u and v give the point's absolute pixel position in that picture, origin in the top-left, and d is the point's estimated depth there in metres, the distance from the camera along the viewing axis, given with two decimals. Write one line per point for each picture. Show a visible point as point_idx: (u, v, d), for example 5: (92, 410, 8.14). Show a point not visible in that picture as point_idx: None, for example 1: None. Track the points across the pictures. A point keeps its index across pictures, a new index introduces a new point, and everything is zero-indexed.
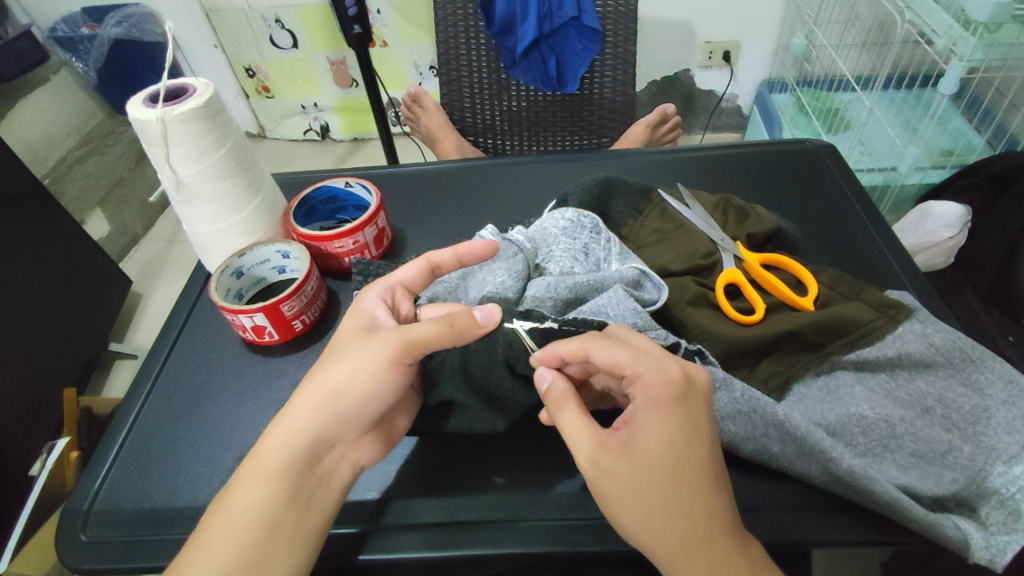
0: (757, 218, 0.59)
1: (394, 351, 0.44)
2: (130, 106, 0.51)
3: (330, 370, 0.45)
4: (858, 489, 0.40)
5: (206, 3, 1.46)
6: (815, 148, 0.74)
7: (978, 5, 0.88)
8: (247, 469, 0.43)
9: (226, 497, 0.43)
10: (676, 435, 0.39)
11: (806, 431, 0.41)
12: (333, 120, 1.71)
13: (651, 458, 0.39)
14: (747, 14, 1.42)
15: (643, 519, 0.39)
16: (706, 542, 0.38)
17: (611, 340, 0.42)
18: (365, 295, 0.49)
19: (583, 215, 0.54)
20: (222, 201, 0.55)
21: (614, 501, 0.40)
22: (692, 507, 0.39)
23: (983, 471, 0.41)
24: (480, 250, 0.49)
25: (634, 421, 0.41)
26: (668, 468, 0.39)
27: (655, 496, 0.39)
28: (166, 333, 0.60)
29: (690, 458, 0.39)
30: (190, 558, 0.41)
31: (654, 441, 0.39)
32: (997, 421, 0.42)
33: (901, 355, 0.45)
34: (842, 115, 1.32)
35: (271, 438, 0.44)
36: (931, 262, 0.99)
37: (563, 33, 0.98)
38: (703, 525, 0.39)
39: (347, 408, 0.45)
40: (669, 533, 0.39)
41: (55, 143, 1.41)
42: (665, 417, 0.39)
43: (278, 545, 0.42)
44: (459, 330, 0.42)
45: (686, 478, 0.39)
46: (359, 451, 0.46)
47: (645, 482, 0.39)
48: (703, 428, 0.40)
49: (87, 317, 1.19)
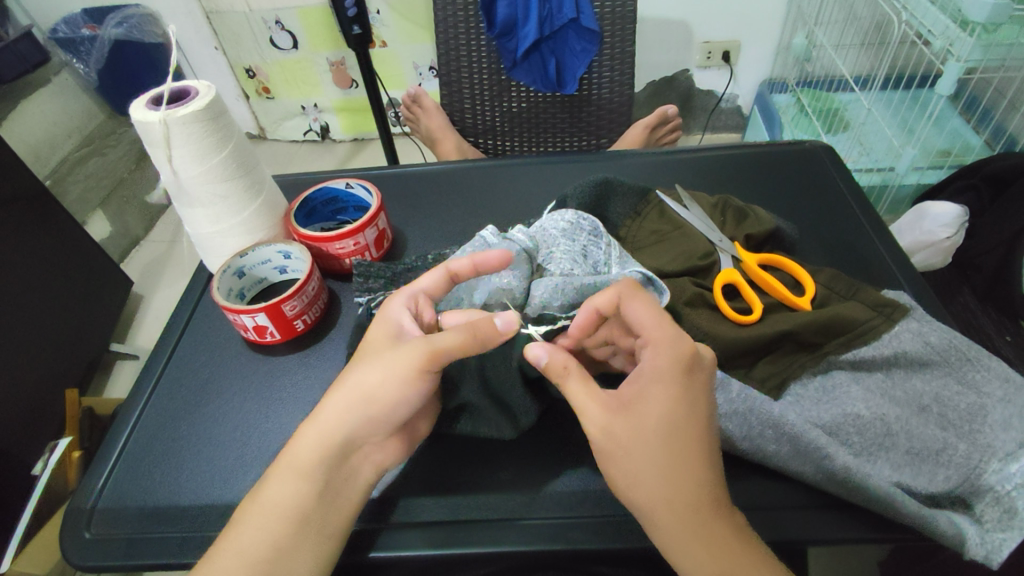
0: (757, 219, 0.60)
1: (423, 358, 0.43)
2: (133, 108, 0.52)
3: (364, 373, 0.44)
4: (853, 486, 0.41)
5: (207, 5, 1.47)
6: (814, 149, 0.75)
7: (976, 5, 0.88)
8: (283, 465, 0.44)
9: (262, 490, 0.44)
10: (680, 404, 0.41)
11: (801, 429, 0.42)
12: (334, 120, 1.71)
13: (652, 423, 0.41)
14: (745, 15, 1.42)
15: (638, 477, 0.40)
16: (698, 510, 0.40)
17: (642, 300, 0.44)
18: (391, 303, 0.49)
19: (583, 218, 0.54)
20: (224, 202, 0.55)
21: (612, 458, 0.41)
22: (685, 475, 0.40)
23: (978, 468, 0.41)
24: (495, 261, 0.48)
25: (638, 389, 0.42)
26: (668, 435, 0.40)
27: (653, 458, 0.40)
28: (168, 333, 0.61)
29: (689, 428, 0.41)
30: (221, 550, 0.42)
31: (657, 407, 0.41)
32: (993, 419, 0.43)
33: (897, 354, 0.46)
34: (842, 116, 1.33)
35: (306, 434, 0.44)
36: (927, 262, 0.99)
37: (563, 35, 1.00)
38: (694, 491, 0.40)
39: (377, 411, 0.44)
40: (665, 498, 0.40)
41: (55, 145, 1.43)
42: (672, 387, 0.41)
43: (303, 539, 0.42)
44: (481, 339, 0.43)
45: (683, 446, 0.40)
46: (384, 453, 0.46)
47: (645, 446, 0.40)
48: (704, 403, 0.41)
49: (89, 317, 1.20)
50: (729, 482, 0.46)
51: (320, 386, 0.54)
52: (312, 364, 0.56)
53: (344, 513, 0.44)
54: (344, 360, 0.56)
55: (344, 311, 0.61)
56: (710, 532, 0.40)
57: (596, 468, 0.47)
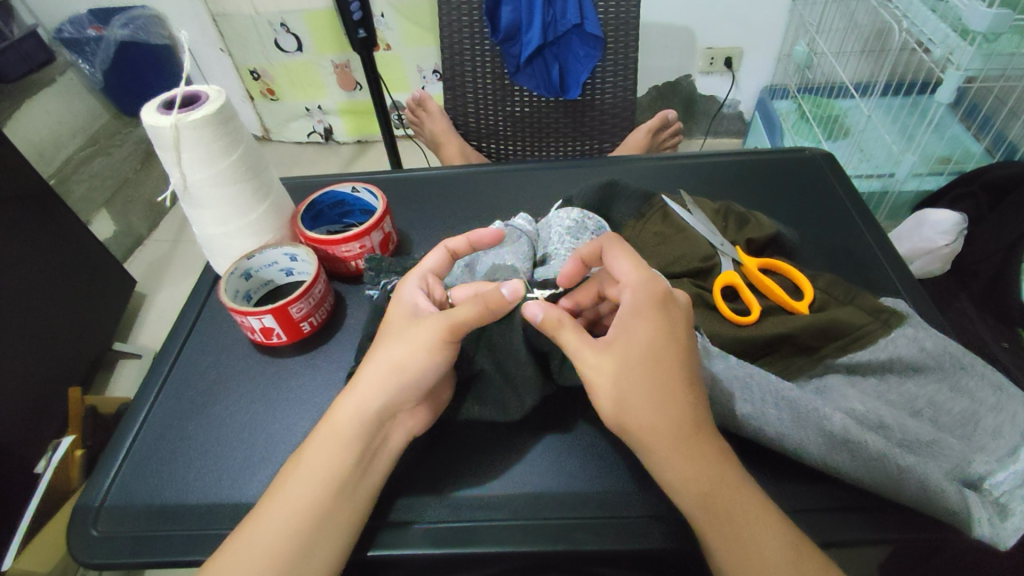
0: (757, 225, 0.60)
1: (445, 332, 0.45)
2: (144, 112, 0.52)
3: (394, 346, 0.46)
4: (853, 447, 0.42)
5: (212, 7, 1.48)
6: (815, 157, 0.75)
7: (975, 16, 0.89)
8: (324, 428, 0.45)
9: (304, 452, 0.45)
10: (661, 331, 0.43)
11: (799, 395, 0.44)
12: (337, 122, 1.72)
13: (641, 360, 0.42)
14: (747, 22, 1.43)
15: (644, 422, 0.41)
16: (696, 445, 0.41)
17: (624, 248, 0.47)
18: (403, 286, 0.50)
19: (587, 217, 0.56)
20: (231, 204, 0.56)
21: (619, 407, 0.42)
22: (673, 400, 0.41)
23: (969, 462, 0.43)
24: (490, 237, 0.52)
25: (622, 323, 0.44)
26: (652, 361, 0.42)
27: (654, 400, 0.41)
28: (176, 334, 0.62)
29: (674, 360, 0.42)
30: (250, 528, 0.42)
31: (641, 337, 0.43)
32: (985, 425, 0.44)
33: (892, 359, 0.46)
34: (841, 123, 1.32)
35: (346, 401, 0.45)
36: (927, 269, 1.01)
37: (567, 40, 1.01)
38: (684, 417, 0.41)
39: (407, 381, 0.45)
40: (655, 422, 0.41)
41: (60, 144, 1.46)
42: (651, 318, 0.43)
43: (341, 498, 0.43)
44: (494, 308, 0.44)
45: (675, 381, 0.41)
46: (415, 419, 0.47)
47: (631, 373, 0.42)
48: (683, 334, 0.43)
49: (92, 316, 1.21)
50: None
51: (326, 387, 0.55)
52: (318, 365, 0.57)
53: (361, 502, 0.44)
54: (350, 362, 0.57)
55: (350, 314, 0.61)
56: (701, 455, 0.41)
57: (596, 470, 0.48)
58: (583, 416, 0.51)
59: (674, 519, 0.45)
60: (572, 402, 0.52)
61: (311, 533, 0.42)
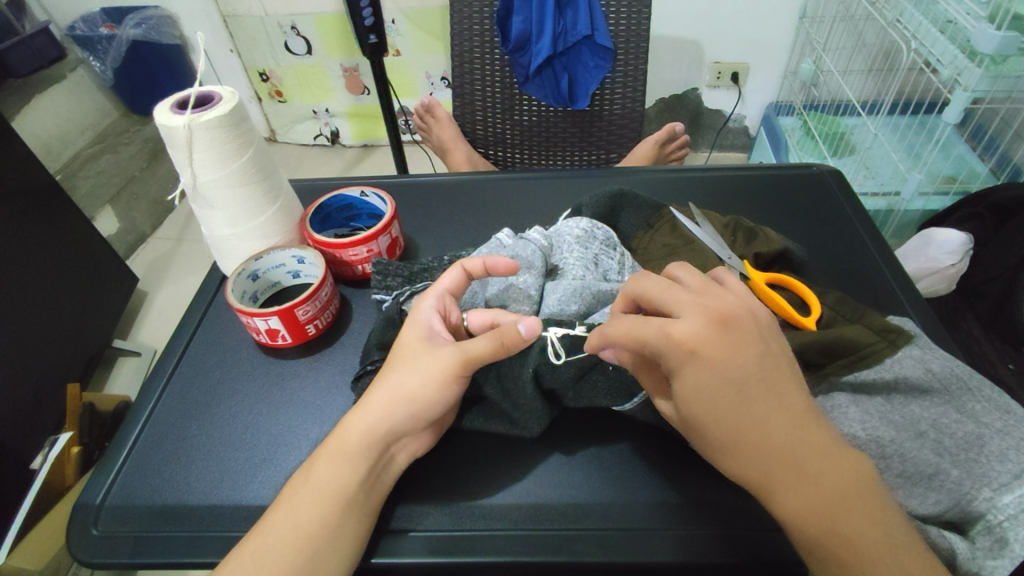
0: (766, 239, 0.60)
1: (458, 366, 0.44)
2: (158, 111, 0.53)
3: (405, 375, 0.46)
4: None
5: (224, 9, 1.49)
6: (823, 174, 0.75)
7: (984, 38, 0.90)
8: (330, 446, 0.45)
9: (310, 469, 0.45)
10: (721, 371, 0.38)
11: None
12: (344, 126, 1.73)
13: (716, 410, 0.39)
14: (755, 38, 1.44)
15: (765, 462, 0.38)
16: (829, 507, 0.38)
17: (648, 275, 0.43)
18: (420, 306, 0.49)
19: (596, 227, 0.57)
20: (244, 206, 0.56)
21: (734, 452, 0.39)
22: (770, 422, 0.38)
23: (969, 495, 0.41)
24: (504, 266, 0.50)
25: (674, 374, 0.39)
26: (722, 403, 0.38)
27: (766, 436, 0.38)
28: (180, 334, 0.62)
29: (753, 390, 0.38)
30: (252, 543, 0.42)
31: (698, 387, 0.38)
32: (991, 449, 0.42)
33: (898, 379, 0.46)
34: (848, 139, 1.34)
35: (355, 420, 0.46)
36: (932, 288, 1.00)
37: (576, 51, 1.01)
38: (790, 420, 0.38)
39: (419, 408, 0.45)
40: (771, 445, 0.38)
41: (68, 140, 1.50)
42: (689, 376, 0.38)
43: (349, 518, 0.43)
44: (509, 345, 0.43)
45: (774, 408, 0.38)
46: (420, 442, 0.47)
47: (722, 419, 0.39)
48: (741, 368, 0.38)
49: (92, 313, 1.20)
50: (731, 501, 0.46)
51: (330, 392, 0.55)
52: (322, 368, 0.57)
53: (363, 517, 0.44)
54: (353, 366, 0.57)
55: (355, 319, 0.61)
56: (823, 461, 0.38)
57: (602, 483, 0.48)
58: (587, 431, 0.51)
59: (676, 534, 0.44)
60: (576, 416, 0.52)
61: (308, 558, 0.41)
